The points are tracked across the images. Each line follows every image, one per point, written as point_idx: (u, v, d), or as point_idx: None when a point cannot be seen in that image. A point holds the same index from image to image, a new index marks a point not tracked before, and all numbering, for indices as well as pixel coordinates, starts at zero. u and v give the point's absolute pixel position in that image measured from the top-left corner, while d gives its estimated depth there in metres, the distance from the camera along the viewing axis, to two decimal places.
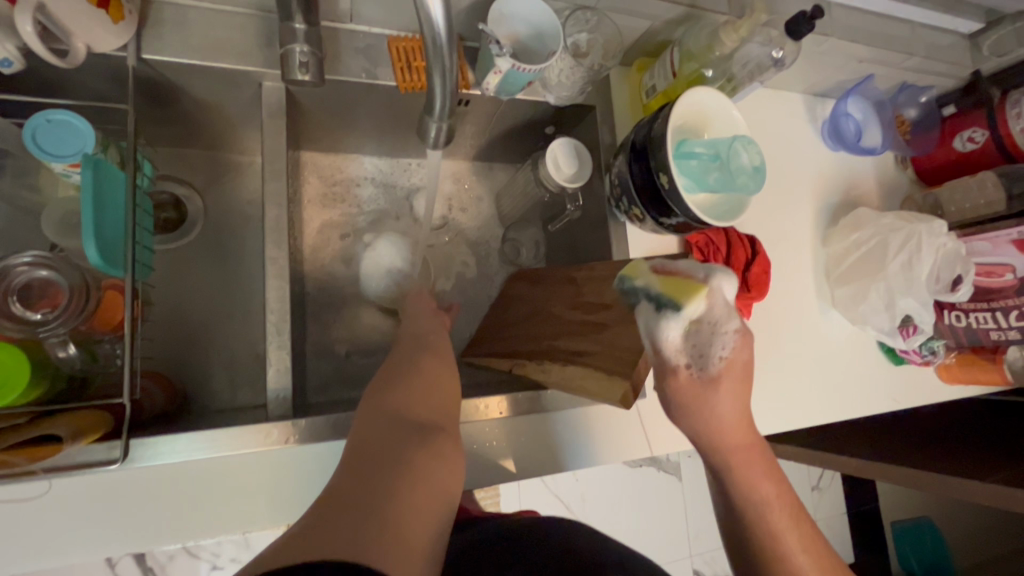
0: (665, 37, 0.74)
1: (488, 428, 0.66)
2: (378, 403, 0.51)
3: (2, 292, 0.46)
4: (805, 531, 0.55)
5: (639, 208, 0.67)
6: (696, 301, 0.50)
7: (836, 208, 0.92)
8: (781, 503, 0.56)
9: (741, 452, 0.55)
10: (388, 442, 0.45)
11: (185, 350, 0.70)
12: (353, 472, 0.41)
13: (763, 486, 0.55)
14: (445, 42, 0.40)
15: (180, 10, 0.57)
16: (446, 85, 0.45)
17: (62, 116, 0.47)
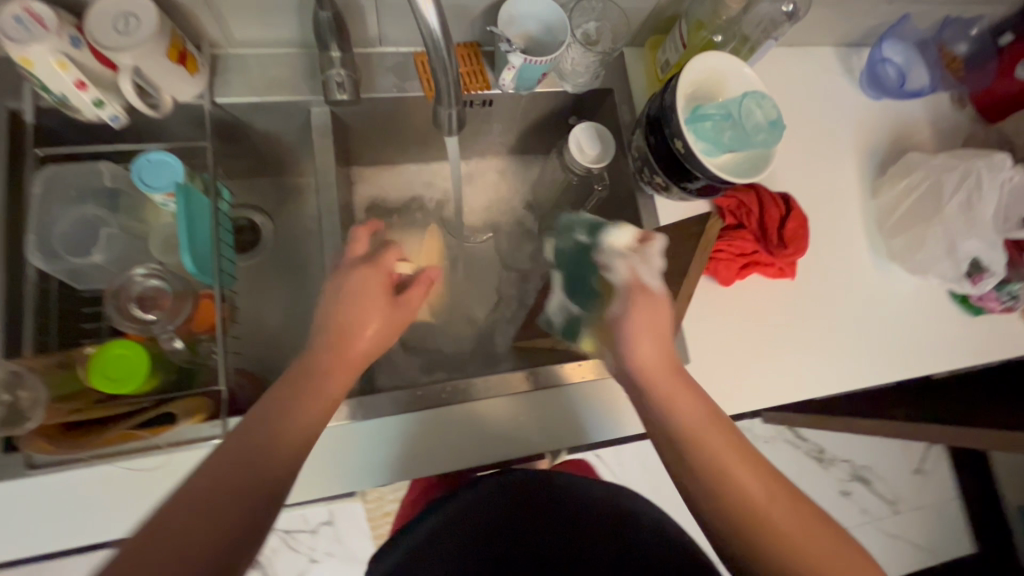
0: (674, 12, 0.76)
1: (516, 402, 0.69)
2: (263, 409, 0.49)
3: (125, 300, 0.57)
4: (758, 474, 0.52)
5: (661, 178, 0.69)
6: (624, 228, 0.63)
7: (884, 158, 0.88)
8: (747, 465, 0.52)
9: (694, 415, 0.53)
10: (242, 467, 0.45)
11: (267, 350, 0.80)
12: (198, 503, 0.42)
13: (693, 422, 0.53)
14: (445, 48, 0.44)
15: (241, 59, 0.68)
16: (451, 81, 0.50)
17: (158, 155, 0.59)
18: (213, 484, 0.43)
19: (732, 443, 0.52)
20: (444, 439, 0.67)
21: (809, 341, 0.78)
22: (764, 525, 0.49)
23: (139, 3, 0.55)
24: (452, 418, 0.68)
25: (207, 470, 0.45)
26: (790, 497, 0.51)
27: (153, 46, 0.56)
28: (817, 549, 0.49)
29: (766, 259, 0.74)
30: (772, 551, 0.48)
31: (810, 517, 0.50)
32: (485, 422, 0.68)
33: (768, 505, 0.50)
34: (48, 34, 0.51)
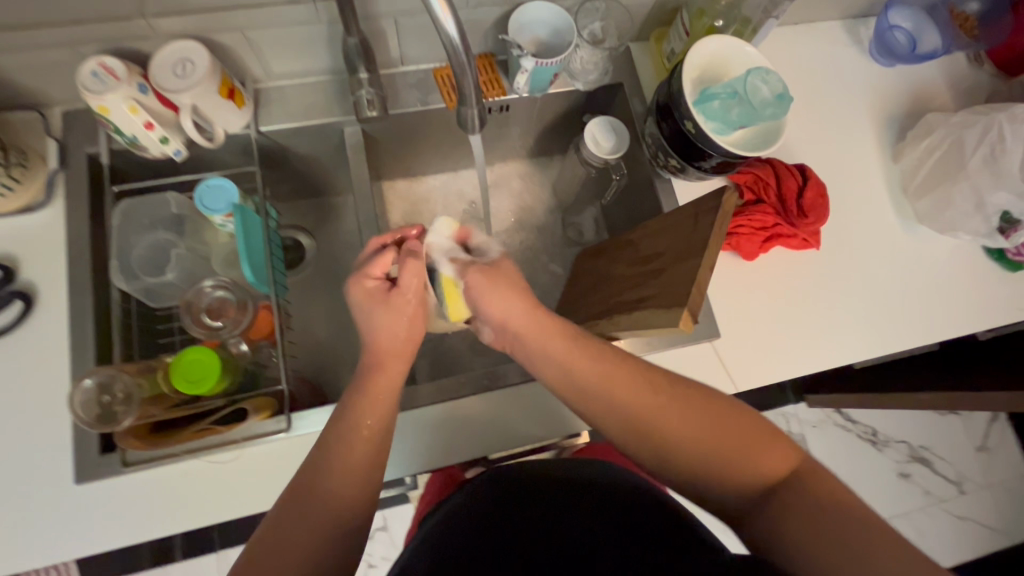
0: (675, 4, 0.79)
1: (525, 394, 0.74)
2: (338, 416, 0.54)
3: (194, 310, 0.63)
4: (658, 397, 0.55)
5: (675, 160, 0.72)
6: (443, 223, 0.63)
7: (903, 123, 0.88)
8: (646, 394, 0.55)
9: (563, 361, 0.58)
10: (335, 474, 0.51)
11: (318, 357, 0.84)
12: (298, 509, 0.49)
13: (576, 364, 0.57)
14: (463, 52, 0.46)
15: (281, 90, 0.76)
16: (472, 82, 0.53)
17: (216, 181, 0.66)
18: (314, 491, 0.50)
19: (627, 373, 0.56)
20: (488, 422, 0.73)
21: (842, 311, 0.79)
22: (668, 440, 0.54)
23: (193, 49, 0.63)
24: (492, 403, 0.73)
25: (302, 478, 0.51)
26: (693, 410, 0.55)
27: (207, 85, 0.63)
28: (724, 441, 0.53)
29: (789, 230, 0.76)
30: (679, 465, 0.54)
31: (709, 420, 0.54)
32: (524, 405, 0.73)
33: (668, 424, 0.54)
34: (120, 83, 0.60)
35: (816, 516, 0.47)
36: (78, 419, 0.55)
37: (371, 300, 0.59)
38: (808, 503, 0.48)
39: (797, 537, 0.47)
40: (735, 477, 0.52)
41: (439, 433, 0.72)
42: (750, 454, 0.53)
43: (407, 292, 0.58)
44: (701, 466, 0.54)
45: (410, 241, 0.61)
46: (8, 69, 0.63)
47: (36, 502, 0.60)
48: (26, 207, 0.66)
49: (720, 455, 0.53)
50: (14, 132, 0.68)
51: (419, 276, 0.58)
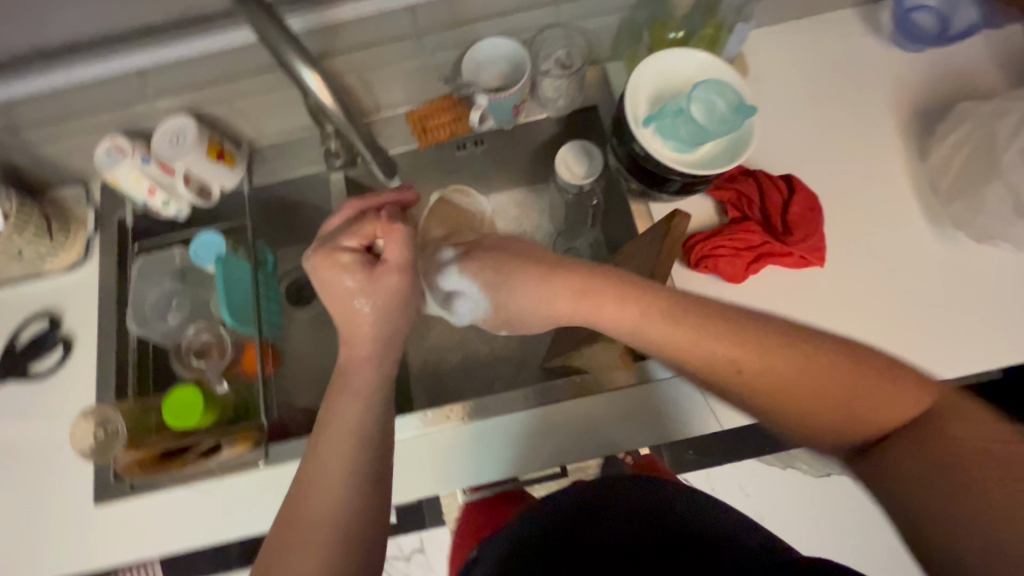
0: (641, 19, 0.76)
1: (619, 396, 0.73)
2: (326, 424, 0.55)
3: (187, 352, 0.72)
4: (764, 354, 0.48)
5: (637, 183, 0.69)
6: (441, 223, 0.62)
7: (935, 114, 0.76)
8: (740, 344, 0.48)
9: (633, 308, 0.51)
10: (324, 475, 0.52)
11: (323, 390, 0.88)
12: (293, 515, 0.51)
13: (662, 334, 0.50)
14: (349, 116, 0.54)
15: (273, 147, 0.84)
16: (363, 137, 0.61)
17: (207, 235, 0.74)
18: (308, 497, 0.51)
19: (729, 337, 0.48)
20: (490, 451, 0.73)
21: (861, 334, 0.69)
22: (781, 401, 0.48)
23: (185, 123, 0.72)
24: (494, 430, 0.73)
25: (297, 486, 0.53)
26: (807, 361, 0.47)
27: (194, 152, 0.72)
28: (847, 389, 0.46)
29: (781, 248, 0.69)
30: (794, 411, 0.48)
31: (827, 376, 0.47)
32: (530, 431, 0.73)
33: (774, 378, 0.47)
34: (126, 158, 0.70)
35: (962, 463, 0.42)
36: (91, 454, 0.67)
37: (359, 272, 0.58)
38: (947, 448, 0.43)
39: (932, 484, 0.43)
40: (863, 425, 0.47)
41: (423, 462, 0.73)
42: (880, 398, 0.46)
43: (393, 265, 0.59)
44: (823, 424, 0.48)
45: (387, 208, 0.61)
46: (52, 154, 0.77)
47: (71, 518, 0.70)
48: (71, 265, 0.79)
49: (836, 403, 0.47)
50: (65, 204, 0.82)
51: (404, 245, 0.60)
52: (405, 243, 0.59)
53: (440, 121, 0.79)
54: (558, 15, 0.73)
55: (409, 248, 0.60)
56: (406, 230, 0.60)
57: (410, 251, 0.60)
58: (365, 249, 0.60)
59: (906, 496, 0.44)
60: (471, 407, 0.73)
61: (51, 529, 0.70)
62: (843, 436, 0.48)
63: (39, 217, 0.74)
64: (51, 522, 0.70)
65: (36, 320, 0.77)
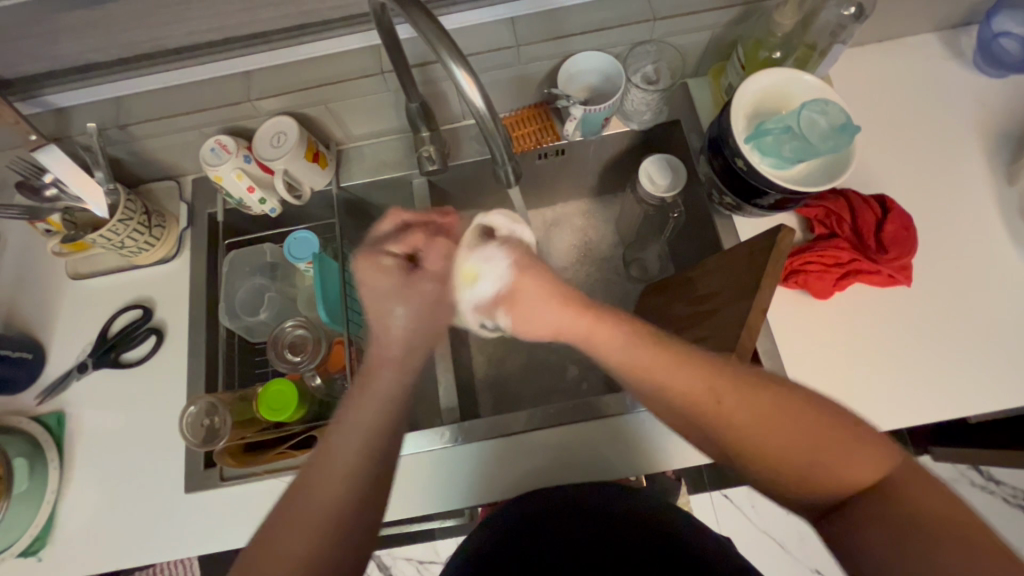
0: (732, 37, 0.77)
1: (623, 423, 0.73)
2: (342, 425, 0.51)
3: (280, 346, 0.73)
4: (750, 397, 0.49)
5: (729, 196, 0.70)
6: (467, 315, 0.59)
7: (1021, 140, 0.77)
8: (720, 381, 0.49)
9: (597, 335, 0.52)
10: (331, 479, 0.49)
11: None
12: (289, 510, 0.48)
13: (649, 363, 0.50)
14: (493, 121, 0.51)
15: (359, 150, 0.86)
16: (499, 144, 0.56)
17: (302, 233, 0.75)
18: (307, 503, 0.48)
19: (715, 376, 0.49)
20: (570, 456, 0.74)
21: (952, 356, 0.69)
22: (757, 446, 0.48)
23: (287, 124, 0.75)
24: (576, 435, 0.74)
25: (296, 490, 0.49)
26: (788, 413, 0.49)
27: (294, 152, 0.74)
28: (813, 445, 0.48)
29: (870, 266, 0.69)
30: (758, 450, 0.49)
31: (799, 431, 0.48)
32: (607, 440, 0.73)
33: (744, 417, 0.49)
34: (230, 156, 0.72)
35: (919, 537, 0.45)
36: (186, 440, 0.66)
37: (394, 277, 0.54)
38: (896, 518, 0.46)
39: (899, 547, 0.45)
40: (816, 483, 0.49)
41: (498, 466, 0.74)
42: (843, 463, 0.48)
43: (432, 278, 0.55)
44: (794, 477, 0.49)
45: (438, 222, 0.58)
46: (153, 150, 0.79)
47: (161, 504, 0.72)
48: (163, 258, 0.81)
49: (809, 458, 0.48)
50: (157, 198, 0.84)
51: (447, 258, 0.56)
52: (451, 253, 0.56)
53: (526, 130, 0.81)
54: (653, 32, 0.74)
55: (455, 259, 0.56)
56: (453, 244, 0.57)
57: (452, 263, 0.56)
58: (406, 257, 0.56)
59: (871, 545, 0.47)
60: (553, 411, 0.74)
61: (138, 516, 0.72)
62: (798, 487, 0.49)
63: (141, 210, 0.76)
64: (138, 508, 0.72)
65: (129, 310, 0.79)
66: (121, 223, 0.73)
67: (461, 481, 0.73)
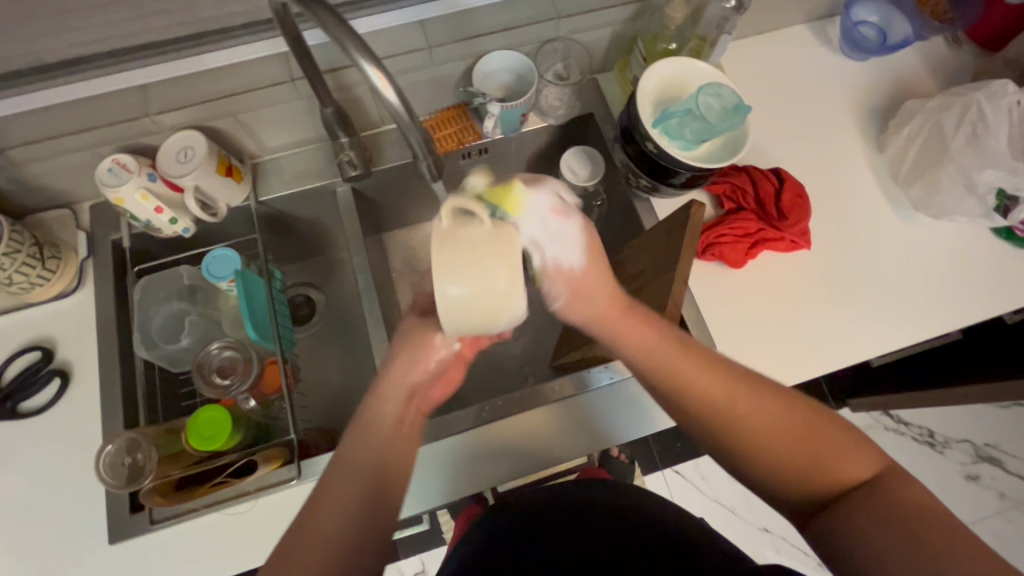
0: (632, 32, 0.82)
1: (573, 406, 0.75)
2: (363, 431, 0.55)
3: (207, 372, 0.68)
4: (744, 400, 0.53)
5: (647, 179, 0.74)
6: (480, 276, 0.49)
7: (886, 113, 0.87)
8: (715, 377, 0.55)
9: (617, 314, 0.58)
10: (330, 511, 0.50)
11: (342, 410, 0.87)
12: (306, 514, 0.50)
13: (659, 356, 0.56)
14: (408, 116, 0.51)
15: (276, 162, 0.83)
16: (418, 142, 0.56)
17: (221, 251, 0.72)
18: (324, 504, 0.51)
19: (716, 377, 0.54)
20: (520, 449, 0.74)
21: (851, 307, 0.76)
22: (747, 443, 0.52)
23: (194, 138, 0.71)
24: (524, 428, 0.75)
25: (314, 495, 0.52)
26: (777, 414, 0.53)
27: (205, 167, 0.71)
28: (801, 444, 0.51)
29: (774, 234, 0.76)
30: (744, 444, 0.52)
31: (791, 427, 0.52)
32: (556, 428, 0.75)
33: (739, 411, 0.53)
34: (132, 175, 0.68)
35: (905, 527, 0.45)
36: (106, 483, 0.60)
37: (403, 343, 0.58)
38: (900, 506, 0.46)
39: (888, 535, 0.45)
40: (817, 483, 0.50)
41: (455, 467, 0.73)
42: (830, 460, 0.50)
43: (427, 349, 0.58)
44: (784, 471, 0.51)
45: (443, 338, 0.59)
46: (40, 175, 0.72)
47: (81, 562, 0.65)
48: (63, 293, 0.74)
49: (801, 452, 0.51)
50: (51, 229, 0.77)
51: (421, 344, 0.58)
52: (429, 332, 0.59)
53: (447, 131, 0.82)
54: (558, 30, 0.78)
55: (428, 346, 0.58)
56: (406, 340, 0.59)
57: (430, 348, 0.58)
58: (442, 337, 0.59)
59: (859, 542, 0.46)
60: (501, 405, 0.75)
61: None
62: (793, 489, 0.51)
63: (32, 242, 0.69)
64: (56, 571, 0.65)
65: (26, 354, 0.72)
66: (8, 257, 0.65)
67: (416, 488, 0.72)
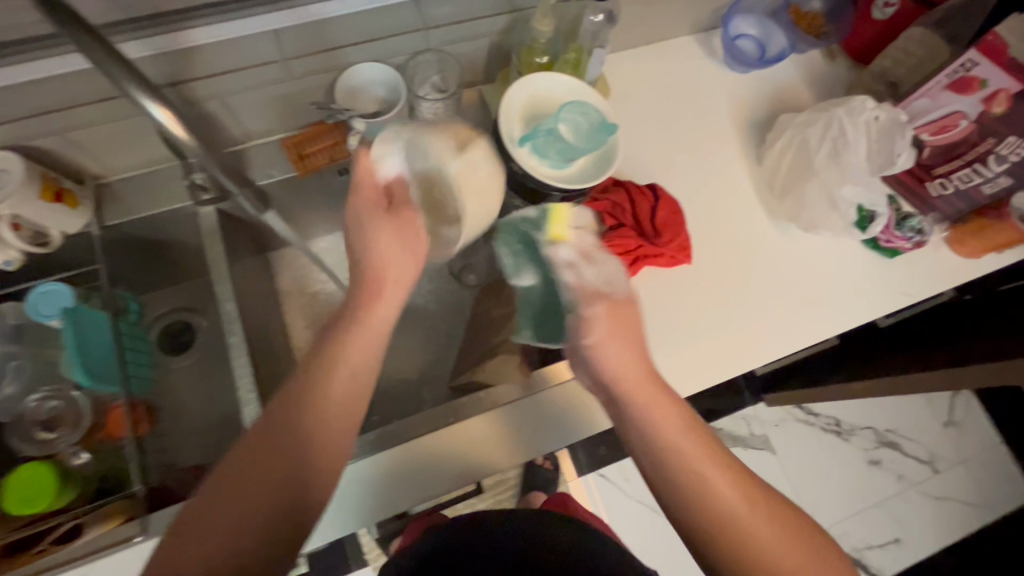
0: (510, 43, 0.79)
1: (491, 420, 0.70)
2: (276, 431, 0.54)
3: (31, 424, 0.65)
4: (746, 501, 0.54)
5: (534, 208, 0.69)
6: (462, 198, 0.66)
7: (766, 125, 0.89)
8: (720, 467, 0.55)
9: (646, 391, 0.59)
10: (227, 515, 0.50)
11: (221, 443, 0.81)
12: (194, 514, 0.51)
13: (678, 439, 0.56)
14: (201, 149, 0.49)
15: (125, 182, 0.76)
16: (230, 182, 0.59)
17: (49, 286, 0.65)
18: (221, 499, 0.51)
19: (721, 469, 0.55)
20: (410, 478, 0.68)
21: (729, 320, 0.77)
22: (735, 544, 0.53)
23: (9, 160, 0.63)
24: (420, 453, 0.68)
25: (210, 494, 0.51)
26: (774, 519, 0.54)
27: (24, 193, 0.63)
28: (790, 563, 0.52)
29: (653, 250, 0.76)
30: (740, 544, 0.52)
31: (785, 541, 0.53)
32: (451, 452, 0.68)
33: (742, 511, 0.53)
34: None
35: None
36: None
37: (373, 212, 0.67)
38: None
39: None
40: None
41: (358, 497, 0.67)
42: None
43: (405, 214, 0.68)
44: None
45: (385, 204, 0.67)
46: None
47: None
48: None
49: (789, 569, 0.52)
50: None
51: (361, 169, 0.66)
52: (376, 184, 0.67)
53: (317, 147, 0.77)
54: (429, 40, 0.74)
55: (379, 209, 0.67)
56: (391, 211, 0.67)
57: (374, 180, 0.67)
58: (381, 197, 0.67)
59: None
60: (388, 434, 0.69)
61: None
62: None
63: None
64: None
65: None
66: None
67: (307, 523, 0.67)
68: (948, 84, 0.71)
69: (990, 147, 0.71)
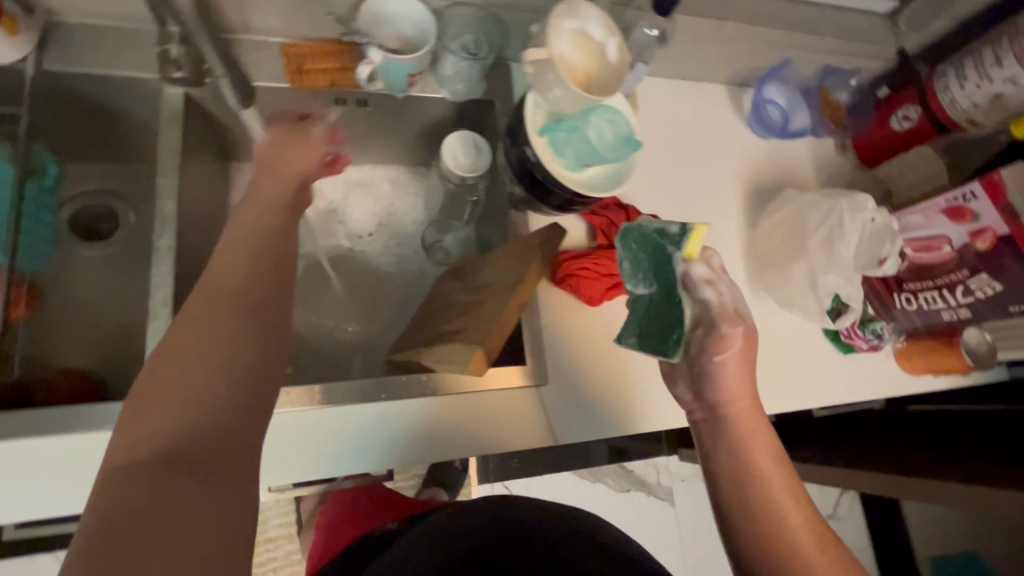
0: None
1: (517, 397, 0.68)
2: (239, 340, 0.44)
3: None
4: (810, 532, 0.56)
5: (676, 221, 0.58)
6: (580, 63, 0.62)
7: (769, 193, 0.89)
8: (795, 502, 0.58)
9: (749, 417, 0.63)
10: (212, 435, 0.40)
11: (110, 349, 0.70)
12: (193, 430, 0.40)
13: (760, 459, 0.60)
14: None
15: (82, 30, 0.66)
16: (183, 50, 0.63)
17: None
18: (186, 419, 0.40)
19: (793, 498, 0.59)
20: (417, 436, 0.65)
21: None
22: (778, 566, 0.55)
23: None
24: (443, 408, 0.66)
25: (170, 417, 0.40)
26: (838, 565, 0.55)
27: None
28: None
29: None
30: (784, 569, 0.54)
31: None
32: (471, 415, 0.67)
33: (805, 542, 0.55)
34: None
35: None
36: None
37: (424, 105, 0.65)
38: None
39: None
40: None
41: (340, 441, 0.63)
42: None
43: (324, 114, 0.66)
44: None
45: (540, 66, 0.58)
46: None
47: None
48: None
49: None
50: None
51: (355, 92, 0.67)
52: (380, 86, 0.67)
53: (320, 66, 0.69)
54: None
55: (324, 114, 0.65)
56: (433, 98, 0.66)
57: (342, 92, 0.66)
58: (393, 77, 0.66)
59: None
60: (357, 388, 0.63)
61: None
62: None
63: None
64: None
65: None
66: None
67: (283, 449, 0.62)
68: (946, 208, 0.73)
69: (962, 278, 0.75)
